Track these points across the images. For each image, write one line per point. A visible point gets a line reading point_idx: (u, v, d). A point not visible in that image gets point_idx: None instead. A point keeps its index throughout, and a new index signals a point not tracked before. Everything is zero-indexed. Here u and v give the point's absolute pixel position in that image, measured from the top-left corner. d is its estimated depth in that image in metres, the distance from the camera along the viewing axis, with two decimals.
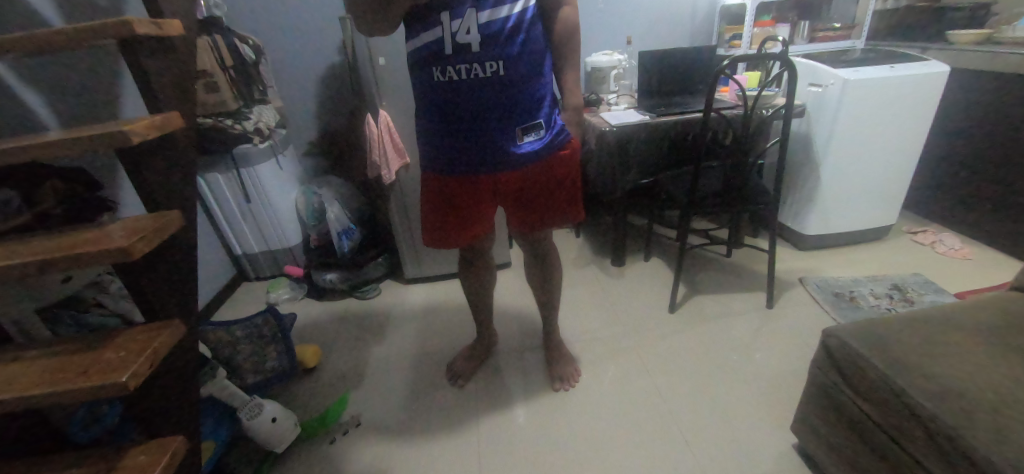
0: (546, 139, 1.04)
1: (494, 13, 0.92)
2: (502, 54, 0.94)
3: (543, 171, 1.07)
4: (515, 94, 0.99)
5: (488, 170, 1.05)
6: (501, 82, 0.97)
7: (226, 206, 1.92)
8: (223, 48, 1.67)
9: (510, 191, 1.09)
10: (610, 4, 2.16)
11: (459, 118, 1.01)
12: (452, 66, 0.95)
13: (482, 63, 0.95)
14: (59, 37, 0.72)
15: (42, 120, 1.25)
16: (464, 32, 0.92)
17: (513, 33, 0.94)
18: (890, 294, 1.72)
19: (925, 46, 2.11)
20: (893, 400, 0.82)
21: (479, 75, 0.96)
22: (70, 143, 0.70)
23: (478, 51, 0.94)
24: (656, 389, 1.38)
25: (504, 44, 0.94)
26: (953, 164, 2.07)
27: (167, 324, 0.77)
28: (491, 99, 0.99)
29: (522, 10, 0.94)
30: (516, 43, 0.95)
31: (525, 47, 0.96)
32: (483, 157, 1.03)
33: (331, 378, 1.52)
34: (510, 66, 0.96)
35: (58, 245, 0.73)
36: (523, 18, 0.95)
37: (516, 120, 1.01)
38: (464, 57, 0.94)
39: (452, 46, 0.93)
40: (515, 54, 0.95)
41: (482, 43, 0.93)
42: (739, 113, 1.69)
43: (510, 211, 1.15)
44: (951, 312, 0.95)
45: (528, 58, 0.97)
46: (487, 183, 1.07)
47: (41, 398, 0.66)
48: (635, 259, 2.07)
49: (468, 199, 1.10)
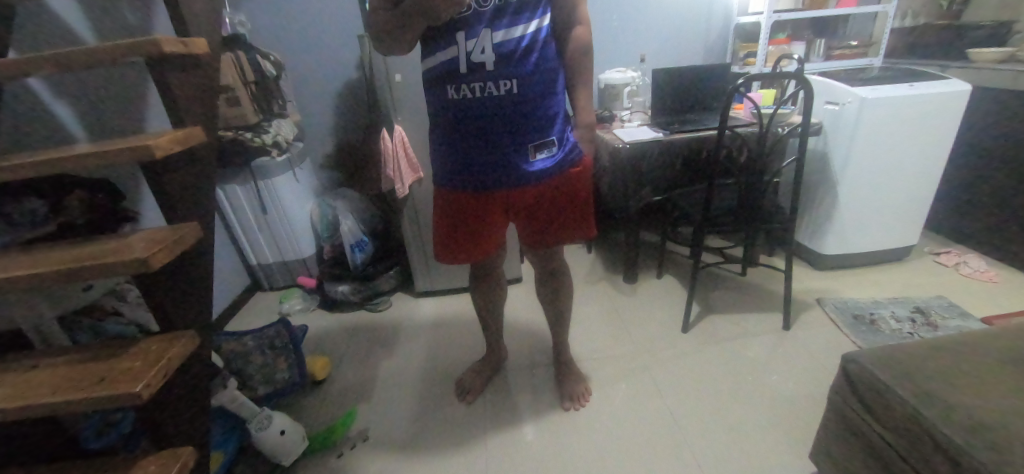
0: (559, 156, 1.05)
1: (508, 33, 0.93)
2: (516, 72, 0.95)
3: (556, 188, 1.07)
4: (528, 112, 0.99)
5: (500, 186, 1.05)
6: (514, 100, 0.98)
7: (243, 218, 1.95)
8: (246, 64, 1.72)
9: (522, 208, 1.10)
10: (624, 22, 2.18)
11: (472, 135, 1.02)
12: (466, 84, 0.97)
13: (496, 81, 0.96)
14: (91, 55, 0.75)
15: (71, 132, 1.30)
16: (478, 52, 0.93)
17: (527, 53, 0.95)
18: (912, 317, 1.67)
19: (945, 64, 2.08)
20: (918, 430, 0.79)
21: (492, 93, 0.97)
22: (97, 156, 0.72)
23: (492, 69, 0.95)
24: (669, 410, 1.35)
25: (518, 63, 0.95)
26: (977, 184, 2.02)
27: (181, 335, 0.77)
28: (505, 117, 0.99)
29: (536, 30, 0.95)
30: (530, 62, 0.96)
31: (538, 66, 0.97)
32: (495, 174, 1.04)
33: (340, 390, 1.53)
34: (524, 85, 0.97)
35: (81, 254, 0.75)
36: (537, 37, 0.96)
37: (528, 138, 1.01)
38: (478, 76, 0.96)
39: (467, 65, 0.95)
40: (529, 73, 0.96)
41: (496, 62, 0.94)
42: (754, 131, 1.68)
43: (521, 228, 1.15)
44: (975, 337, 0.92)
45: (541, 77, 0.98)
46: (499, 199, 1.08)
47: (55, 406, 0.67)
48: (647, 277, 2.05)
49: (480, 216, 1.11)
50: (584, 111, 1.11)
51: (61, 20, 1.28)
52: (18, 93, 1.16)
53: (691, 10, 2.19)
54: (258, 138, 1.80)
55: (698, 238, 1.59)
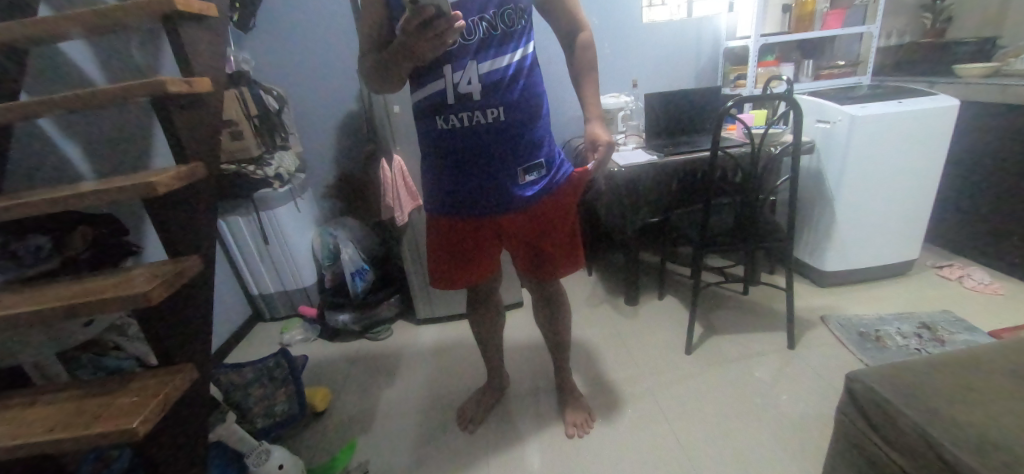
0: (548, 178, 1.07)
1: (494, 63, 0.95)
2: (502, 100, 0.98)
3: (547, 210, 1.08)
4: (515, 137, 1.02)
5: (492, 211, 1.07)
6: (502, 127, 1.00)
7: (243, 250, 1.97)
8: (249, 99, 1.77)
9: (515, 233, 1.11)
10: (616, 49, 2.24)
11: (462, 163, 1.04)
12: (455, 114, 0.99)
13: (483, 110, 0.98)
14: (97, 97, 0.77)
15: (78, 169, 1.33)
16: (465, 83, 0.96)
17: (513, 81, 0.98)
18: (918, 333, 1.65)
19: (932, 81, 2.12)
20: (927, 451, 0.77)
21: (481, 121, 0.99)
22: (101, 193, 0.74)
23: (479, 99, 0.97)
24: (675, 435, 1.32)
25: (504, 91, 0.98)
26: (974, 196, 2.03)
27: (180, 370, 0.78)
28: (494, 144, 1.02)
29: (520, 59, 0.98)
30: (515, 90, 0.99)
31: (524, 93, 1.00)
32: (486, 200, 1.06)
33: (341, 421, 1.50)
34: (511, 112, 0.99)
35: (81, 290, 0.76)
36: (522, 66, 0.99)
37: (517, 161, 1.03)
38: (465, 105, 0.98)
39: (454, 96, 0.97)
40: (515, 100, 0.99)
41: (484, 91, 0.97)
42: (747, 151, 1.70)
43: (515, 251, 1.15)
44: (981, 352, 0.90)
45: (528, 103, 1.01)
46: (492, 224, 1.09)
47: (51, 444, 0.66)
48: (649, 298, 2.05)
49: (474, 241, 1.12)
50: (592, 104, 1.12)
51: (71, 64, 1.33)
52: (26, 134, 1.19)
53: (681, 36, 2.26)
54: (260, 171, 1.83)
55: (698, 258, 1.59)
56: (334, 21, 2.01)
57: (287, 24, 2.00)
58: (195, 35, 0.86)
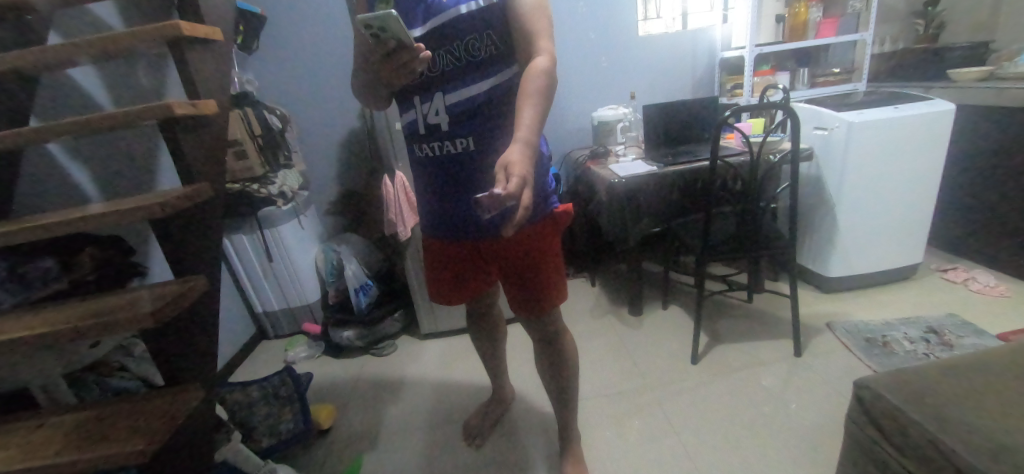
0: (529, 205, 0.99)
1: (459, 93, 0.93)
2: (471, 130, 0.96)
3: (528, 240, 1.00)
4: (489, 165, 0.99)
5: (470, 238, 1.06)
6: (473, 156, 0.98)
7: (247, 269, 1.98)
8: (253, 119, 1.80)
9: (497, 262, 1.06)
10: (613, 62, 2.28)
11: (440, 191, 1.05)
12: (428, 143, 1.01)
13: (453, 139, 0.97)
14: (105, 121, 0.79)
15: (85, 192, 1.35)
16: (433, 113, 0.96)
17: (482, 109, 0.93)
18: (926, 338, 1.63)
19: (928, 85, 2.14)
20: (937, 457, 0.76)
21: (451, 150, 0.99)
22: (111, 215, 0.75)
23: (448, 129, 0.97)
24: (684, 447, 1.30)
25: (473, 120, 0.95)
26: (976, 198, 2.03)
27: (186, 390, 0.78)
28: (468, 172, 1.00)
29: (491, 88, 0.91)
30: (485, 120, 0.94)
31: (494, 122, 0.95)
32: (464, 226, 1.05)
33: (346, 439, 1.49)
34: (481, 141, 0.96)
35: (89, 312, 0.76)
36: (492, 95, 0.92)
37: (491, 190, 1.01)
38: (436, 135, 0.99)
39: (425, 126, 0.99)
40: (485, 130, 0.95)
41: (451, 121, 0.96)
42: (746, 160, 1.71)
43: (504, 283, 1.08)
44: (988, 355, 0.90)
45: (499, 131, 0.96)
46: (474, 250, 1.08)
47: (56, 467, 0.67)
48: (654, 308, 2.04)
49: (460, 266, 1.11)
50: (522, 130, 0.82)
51: (80, 89, 1.36)
52: (35, 158, 1.21)
53: (676, 48, 2.29)
54: (264, 189, 1.85)
55: (701, 267, 1.59)
56: (333, 42, 2.05)
57: (288, 47, 2.05)
58: (201, 58, 0.88)
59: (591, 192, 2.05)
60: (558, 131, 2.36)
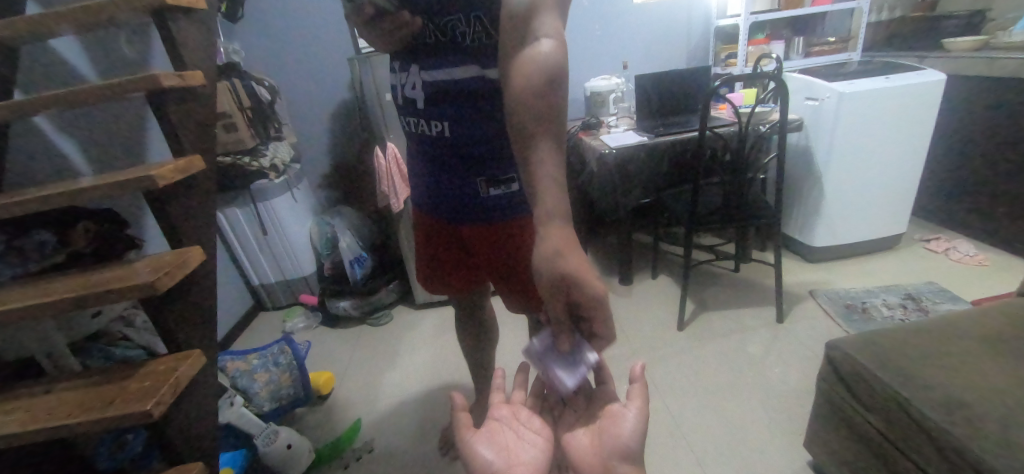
0: (520, 193, 0.90)
1: (436, 71, 0.82)
2: (447, 114, 0.85)
3: (516, 234, 0.91)
4: (475, 148, 0.87)
5: (458, 224, 0.95)
6: (448, 143, 0.88)
7: (242, 241, 1.99)
8: (241, 90, 1.78)
9: (490, 257, 0.95)
10: (607, 31, 2.24)
11: (424, 167, 0.96)
12: (407, 117, 0.94)
13: (428, 120, 0.88)
14: (92, 94, 0.79)
15: (75, 166, 1.35)
16: (410, 87, 0.88)
17: (461, 90, 0.82)
18: (903, 304, 1.69)
19: (922, 55, 2.14)
20: (898, 411, 0.83)
21: (428, 131, 0.90)
22: (104, 188, 0.76)
23: (424, 106, 0.88)
24: (668, 409, 1.37)
25: (451, 102, 0.84)
26: (961, 169, 2.06)
27: (188, 355, 0.81)
28: (453, 156, 0.89)
29: (473, 73, 0.80)
30: (470, 107, 0.83)
31: (480, 107, 0.83)
32: (449, 212, 0.95)
33: (345, 404, 1.55)
34: (457, 128, 0.86)
35: (87, 282, 0.78)
36: (474, 85, 0.81)
37: (479, 170, 0.88)
38: (414, 111, 0.91)
39: (403, 98, 0.92)
40: (463, 116, 0.84)
41: (428, 99, 0.86)
42: (734, 130, 1.72)
43: (498, 282, 0.98)
44: (951, 319, 0.95)
45: (485, 110, 0.83)
46: (464, 240, 0.97)
47: (69, 428, 0.70)
48: (643, 277, 2.09)
49: (449, 257, 1.01)
50: (546, 194, 0.61)
51: (63, 60, 1.33)
52: (24, 131, 1.20)
53: (671, 16, 2.26)
54: (255, 162, 1.85)
55: (688, 237, 1.62)
56: (321, 10, 2.00)
57: (273, 13, 1.99)
58: (185, 27, 0.87)
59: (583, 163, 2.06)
60: None
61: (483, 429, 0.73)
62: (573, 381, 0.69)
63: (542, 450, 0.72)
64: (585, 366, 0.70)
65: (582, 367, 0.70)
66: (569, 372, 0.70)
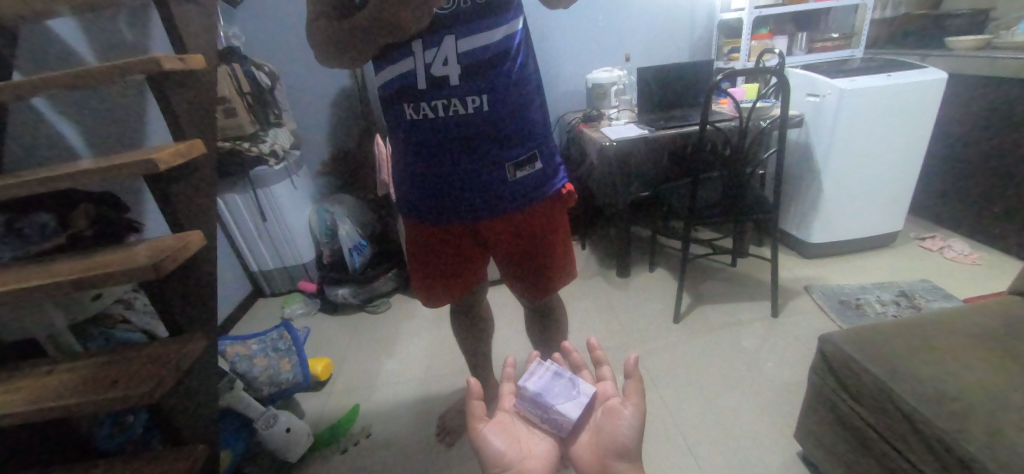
0: (542, 174, 0.92)
1: (477, 39, 0.81)
2: (486, 86, 0.83)
3: (535, 217, 0.94)
4: (507, 125, 0.86)
5: (478, 217, 0.93)
6: (483, 118, 0.85)
7: (242, 230, 2.00)
8: (241, 76, 1.76)
9: (504, 241, 0.97)
10: (610, 22, 2.23)
11: (438, 156, 0.90)
12: (427, 102, 0.85)
13: (461, 98, 0.84)
14: (92, 75, 0.78)
15: (75, 149, 1.34)
16: (440, 63, 0.82)
17: (500, 61, 0.83)
18: (897, 301, 1.71)
19: (924, 53, 2.14)
20: (889, 405, 0.84)
21: (459, 111, 0.85)
22: (105, 172, 0.75)
23: (458, 83, 0.83)
24: (663, 401, 1.38)
25: (488, 75, 0.83)
26: (960, 168, 2.07)
27: (190, 338, 0.82)
28: (477, 140, 0.87)
29: (514, 33, 0.84)
30: (502, 75, 0.83)
31: (514, 80, 0.85)
32: (467, 198, 0.92)
33: (344, 389, 1.57)
34: (495, 101, 0.84)
35: (86, 265, 0.79)
36: (508, 46, 0.83)
37: (506, 155, 0.88)
38: (440, 92, 0.84)
39: (426, 80, 0.83)
40: (500, 88, 0.84)
41: (464, 74, 0.82)
42: (735, 125, 1.73)
43: (513, 265, 1.00)
44: (944, 316, 0.97)
45: (515, 84, 0.85)
46: (482, 229, 0.96)
47: (69, 407, 0.71)
48: (641, 270, 2.10)
49: (461, 250, 1.00)
50: None
51: (62, 42, 1.32)
52: (21, 113, 1.20)
53: (674, 10, 2.24)
54: (255, 148, 1.85)
55: (687, 232, 1.63)
56: None
57: None
58: (184, 12, 0.87)
59: (583, 155, 2.06)
60: (551, 94, 2.34)
61: (495, 420, 0.76)
62: (578, 413, 0.73)
63: (551, 442, 0.75)
64: (587, 397, 0.75)
65: (582, 397, 0.75)
66: (574, 405, 0.73)
